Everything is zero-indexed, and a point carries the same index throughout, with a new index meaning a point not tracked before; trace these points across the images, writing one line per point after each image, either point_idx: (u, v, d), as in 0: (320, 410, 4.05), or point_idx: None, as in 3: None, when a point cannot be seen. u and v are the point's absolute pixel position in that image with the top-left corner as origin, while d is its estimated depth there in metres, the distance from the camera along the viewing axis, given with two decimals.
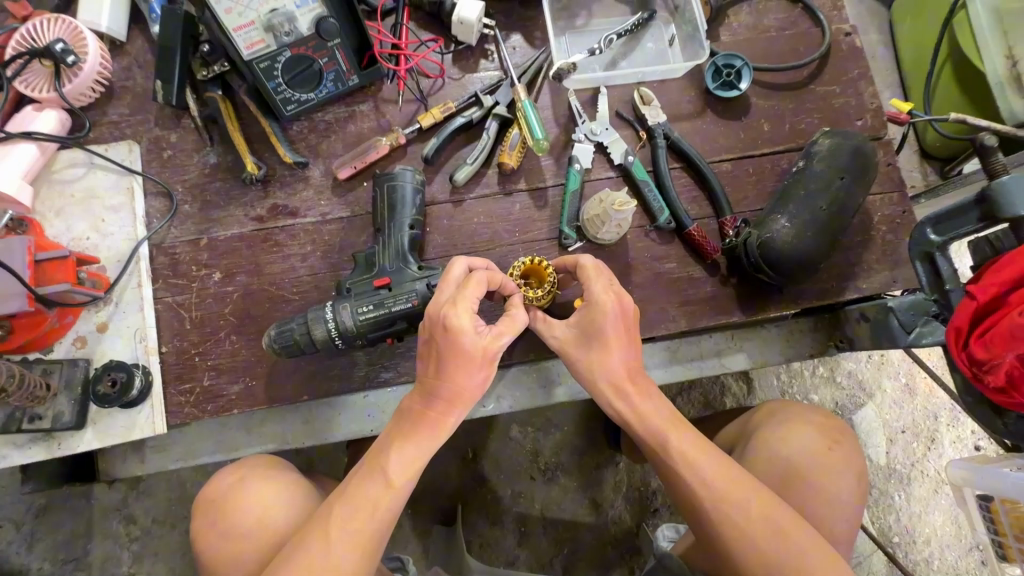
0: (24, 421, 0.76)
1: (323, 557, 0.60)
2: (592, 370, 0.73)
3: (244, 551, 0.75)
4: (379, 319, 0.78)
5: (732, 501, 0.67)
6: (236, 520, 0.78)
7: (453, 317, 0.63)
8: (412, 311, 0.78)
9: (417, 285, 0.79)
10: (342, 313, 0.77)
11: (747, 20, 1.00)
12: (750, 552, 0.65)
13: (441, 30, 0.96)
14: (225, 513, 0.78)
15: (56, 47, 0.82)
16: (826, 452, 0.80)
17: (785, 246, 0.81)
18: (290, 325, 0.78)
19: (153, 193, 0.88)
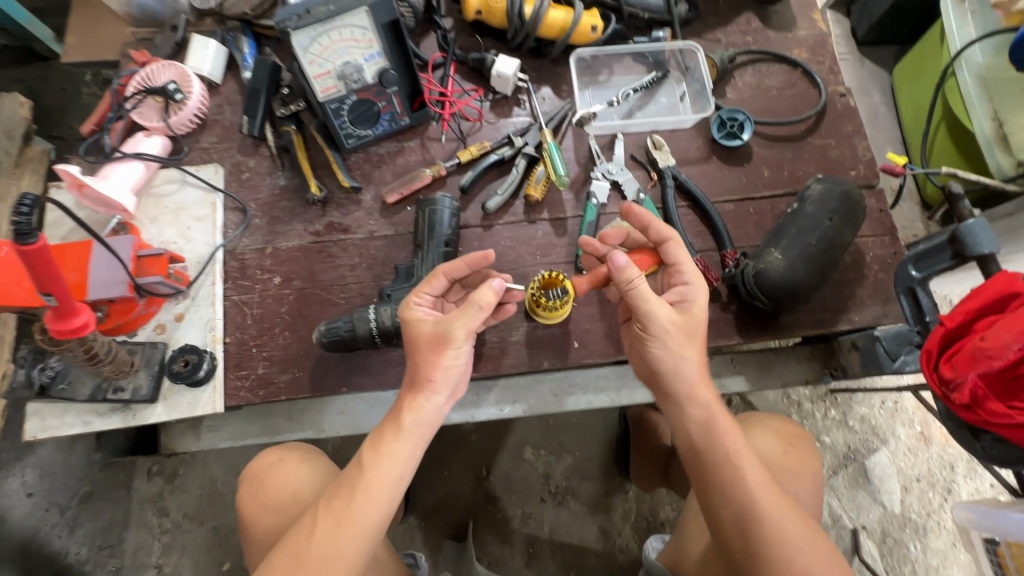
0: (109, 392, 0.89)
1: (317, 536, 0.74)
2: (667, 363, 0.80)
3: (284, 516, 0.91)
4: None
5: (783, 508, 0.75)
6: (274, 491, 0.93)
7: (404, 317, 0.82)
8: None
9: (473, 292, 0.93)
10: (386, 315, 0.89)
11: (751, 81, 1.14)
12: (788, 551, 0.72)
13: (482, 82, 1.12)
14: (266, 486, 0.93)
15: (169, 87, 1.01)
16: (785, 455, 0.98)
17: (778, 277, 0.90)
18: (338, 323, 0.90)
19: (231, 208, 1.04)
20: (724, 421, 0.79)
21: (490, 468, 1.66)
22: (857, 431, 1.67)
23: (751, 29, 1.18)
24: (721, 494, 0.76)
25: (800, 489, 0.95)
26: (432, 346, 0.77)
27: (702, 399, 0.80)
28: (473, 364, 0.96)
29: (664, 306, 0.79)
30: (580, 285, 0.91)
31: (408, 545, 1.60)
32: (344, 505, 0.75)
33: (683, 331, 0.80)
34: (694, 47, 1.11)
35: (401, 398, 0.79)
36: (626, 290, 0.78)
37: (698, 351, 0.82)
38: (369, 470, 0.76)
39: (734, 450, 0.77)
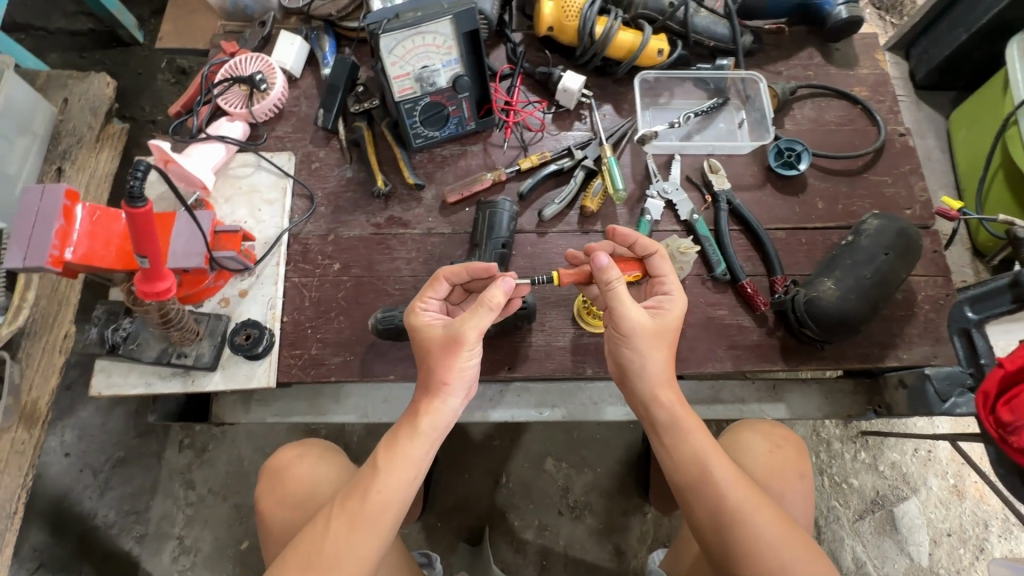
0: (173, 357, 0.94)
1: (335, 538, 0.75)
2: (639, 368, 0.82)
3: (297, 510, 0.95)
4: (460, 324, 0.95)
5: (754, 507, 0.76)
6: (289, 487, 0.97)
7: (411, 323, 0.83)
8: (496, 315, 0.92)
9: None
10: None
11: (810, 114, 1.15)
12: (770, 554, 0.73)
13: (546, 95, 1.16)
14: (282, 482, 0.98)
15: (256, 76, 1.07)
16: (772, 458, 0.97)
17: (830, 305, 0.90)
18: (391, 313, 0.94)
19: (299, 194, 1.09)
20: (691, 424, 0.81)
21: (510, 475, 1.67)
22: (887, 477, 1.62)
23: (813, 63, 1.20)
24: (696, 499, 0.78)
25: (790, 493, 0.86)
26: (444, 349, 0.77)
27: (667, 399, 0.82)
28: (517, 364, 0.99)
29: (637, 309, 0.81)
30: (568, 275, 0.86)
31: (423, 543, 1.61)
32: (358, 507, 0.76)
33: (646, 339, 0.81)
34: (756, 78, 1.13)
35: (417, 402, 0.80)
36: (604, 291, 0.81)
37: (664, 355, 0.83)
38: (383, 472, 0.77)
39: (701, 453, 0.79)
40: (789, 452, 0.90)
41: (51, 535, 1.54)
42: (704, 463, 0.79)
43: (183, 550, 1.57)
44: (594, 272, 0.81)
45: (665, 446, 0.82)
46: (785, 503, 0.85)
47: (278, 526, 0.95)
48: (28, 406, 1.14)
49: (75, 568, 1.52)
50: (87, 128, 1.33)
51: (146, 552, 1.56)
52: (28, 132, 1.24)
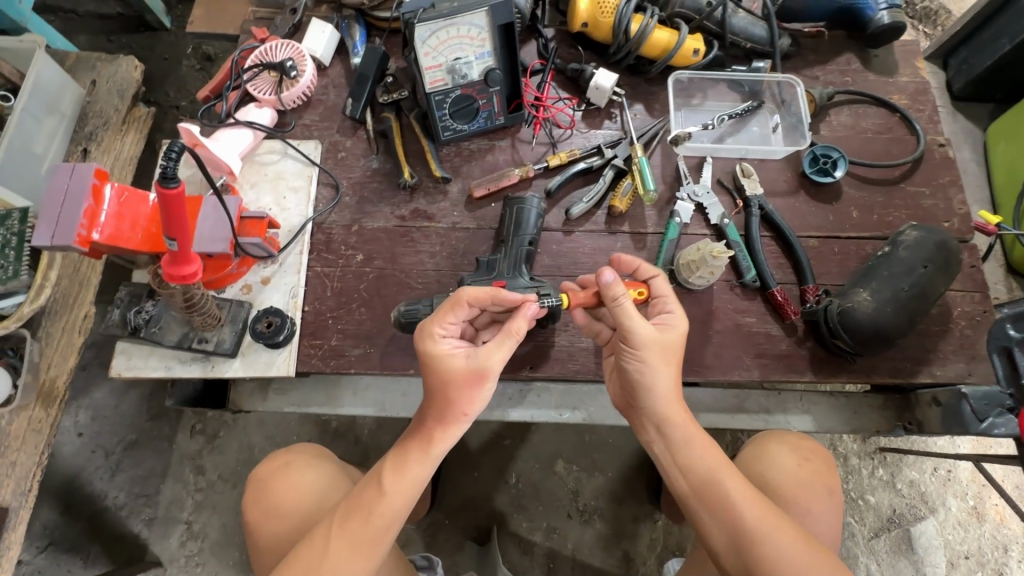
0: (193, 341, 0.93)
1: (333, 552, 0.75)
2: (648, 385, 0.80)
3: (284, 520, 0.93)
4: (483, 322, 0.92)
5: (775, 525, 0.73)
6: (276, 498, 0.95)
7: (430, 352, 0.78)
8: None
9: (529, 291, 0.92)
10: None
11: (847, 121, 1.13)
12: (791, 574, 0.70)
13: (577, 92, 1.14)
14: (268, 490, 0.96)
15: (287, 63, 1.07)
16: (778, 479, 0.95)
17: (865, 317, 0.88)
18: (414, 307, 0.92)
19: (325, 183, 1.08)
20: (702, 443, 0.79)
21: (519, 476, 1.65)
22: (905, 496, 1.58)
23: (851, 69, 1.17)
24: (714, 521, 0.75)
25: (818, 507, 0.84)
26: (468, 383, 0.77)
27: (679, 417, 0.80)
28: (539, 364, 0.97)
29: (644, 322, 0.79)
30: (578, 298, 0.83)
31: (429, 540, 1.60)
32: (359, 525, 0.76)
33: (652, 354, 0.79)
34: (793, 81, 1.11)
35: (429, 428, 0.79)
36: (612, 307, 0.78)
37: (672, 371, 0.80)
38: (389, 488, 0.78)
39: (716, 471, 0.77)
40: (818, 466, 0.88)
41: (61, 514, 1.54)
42: (720, 483, 0.76)
43: (191, 535, 1.57)
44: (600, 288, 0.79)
45: (676, 467, 0.80)
46: (812, 519, 0.83)
47: (263, 536, 0.94)
48: (46, 385, 1.14)
49: (84, 547, 1.53)
50: (113, 110, 1.33)
51: (154, 535, 1.56)
52: (56, 111, 1.24)
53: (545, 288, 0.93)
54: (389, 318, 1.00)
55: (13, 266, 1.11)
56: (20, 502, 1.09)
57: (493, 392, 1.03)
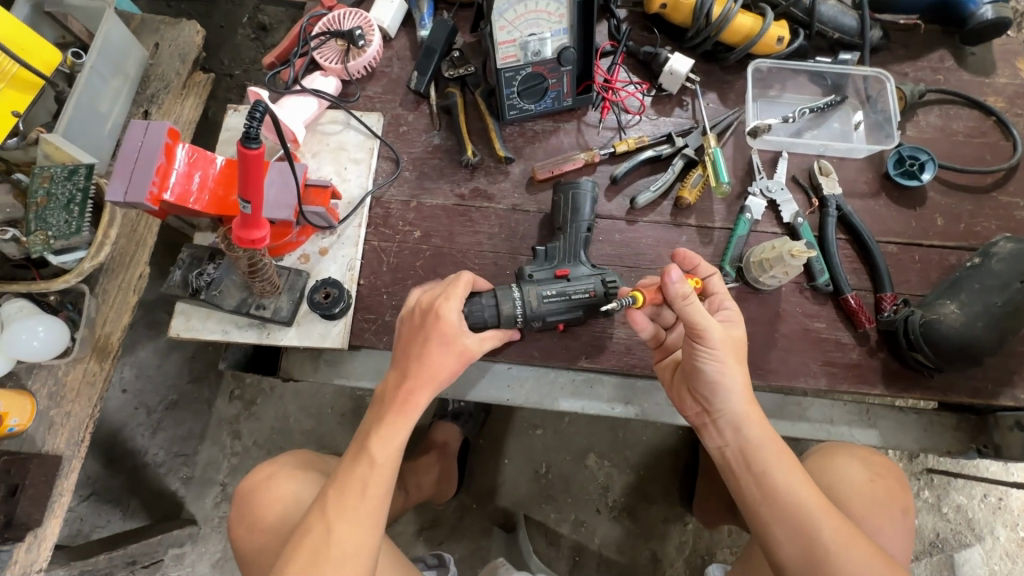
0: (251, 307, 0.93)
1: (339, 532, 0.74)
2: (722, 385, 0.76)
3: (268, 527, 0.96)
4: (556, 308, 0.88)
5: (852, 541, 0.70)
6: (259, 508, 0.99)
7: (445, 312, 0.79)
8: (588, 300, 0.88)
9: (594, 279, 0.89)
10: (527, 295, 0.87)
11: (936, 121, 1.06)
12: None
13: (647, 77, 1.10)
14: (252, 501, 1.00)
15: (355, 32, 1.05)
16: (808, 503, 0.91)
17: (951, 331, 0.84)
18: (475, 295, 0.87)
19: (385, 157, 1.06)
20: (776, 448, 0.75)
21: (549, 466, 1.63)
22: (950, 520, 1.51)
23: (944, 67, 1.10)
24: (784, 532, 0.72)
25: (888, 525, 0.80)
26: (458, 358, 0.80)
27: (755, 422, 0.77)
28: (594, 355, 0.95)
29: (715, 321, 0.75)
30: (650, 296, 0.82)
31: (456, 523, 1.60)
32: (350, 500, 0.75)
33: (730, 354, 0.76)
34: (882, 76, 1.04)
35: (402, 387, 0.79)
36: (680, 307, 0.74)
37: (742, 372, 0.77)
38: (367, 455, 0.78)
39: (791, 481, 0.73)
40: (891, 484, 0.84)
41: (104, 467, 1.55)
42: (792, 492, 0.73)
43: (225, 497, 1.61)
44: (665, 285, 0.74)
45: (744, 473, 0.76)
46: (882, 538, 0.79)
47: (250, 545, 0.98)
48: (101, 339, 1.17)
49: (124, 500, 1.55)
50: (175, 74, 1.33)
51: (191, 494, 1.61)
52: (122, 73, 1.25)
53: (609, 275, 0.90)
54: None
55: (77, 221, 1.09)
56: (72, 452, 1.12)
57: (544, 380, 1.01)
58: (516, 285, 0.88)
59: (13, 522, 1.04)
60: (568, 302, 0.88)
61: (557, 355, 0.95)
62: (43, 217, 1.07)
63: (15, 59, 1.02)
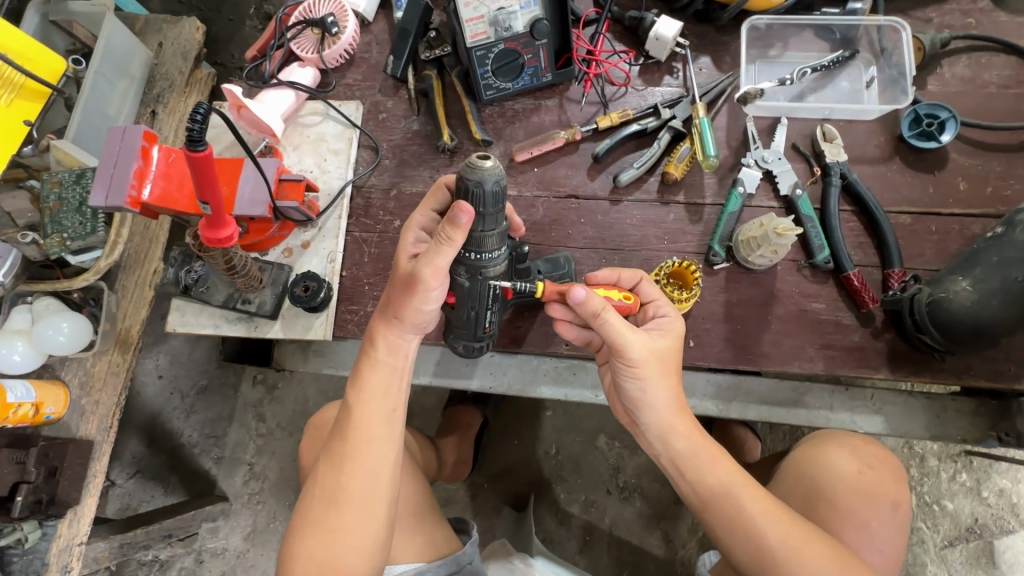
0: (238, 303, 0.96)
1: (339, 476, 0.79)
2: (638, 405, 0.75)
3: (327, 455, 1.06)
4: (474, 291, 0.78)
5: (800, 543, 0.68)
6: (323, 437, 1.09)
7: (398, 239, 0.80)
8: (468, 302, 0.79)
9: (486, 317, 0.83)
10: (497, 264, 0.77)
11: (964, 72, 0.94)
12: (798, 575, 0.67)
13: (635, 44, 1.03)
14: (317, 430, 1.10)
15: (328, 19, 1.03)
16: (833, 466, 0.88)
17: (961, 311, 0.76)
18: (502, 187, 0.69)
19: (365, 146, 1.06)
20: (710, 450, 0.74)
21: (558, 447, 1.63)
22: (991, 506, 1.39)
23: (976, 9, 0.97)
24: (731, 537, 0.70)
25: (876, 520, 0.77)
26: (402, 287, 0.74)
27: (681, 433, 0.75)
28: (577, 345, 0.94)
29: (636, 336, 0.73)
30: (552, 288, 0.78)
31: (469, 501, 1.63)
32: (343, 446, 0.80)
33: (649, 372, 0.73)
34: (898, 25, 0.93)
35: (376, 331, 0.81)
36: (594, 324, 0.71)
37: (669, 384, 0.75)
38: (358, 412, 0.80)
39: (729, 486, 0.72)
40: (884, 475, 0.80)
41: (147, 446, 1.64)
42: (733, 498, 0.71)
43: (252, 476, 1.70)
44: (573, 307, 0.71)
45: (682, 482, 0.75)
46: (867, 533, 0.76)
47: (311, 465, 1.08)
48: (123, 333, 1.22)
49: (164, 478, 1.66)
50: (178, 73, 1.32)
51: (222, 472, 1.71)
52: (126, 74, 1.25)
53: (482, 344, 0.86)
54: None
55: (91, 222, 1.14)
56: (103, 437, 1.20)
57: (527, 367, 1.01)
58: (506, 248, 0.77)
59: (55, 500, 1.12)
60: (489, 296, 0.79)
61: (537, 341, 0.95)
62: (57, 220, 1.13)
63: (20, 69, 1.04)
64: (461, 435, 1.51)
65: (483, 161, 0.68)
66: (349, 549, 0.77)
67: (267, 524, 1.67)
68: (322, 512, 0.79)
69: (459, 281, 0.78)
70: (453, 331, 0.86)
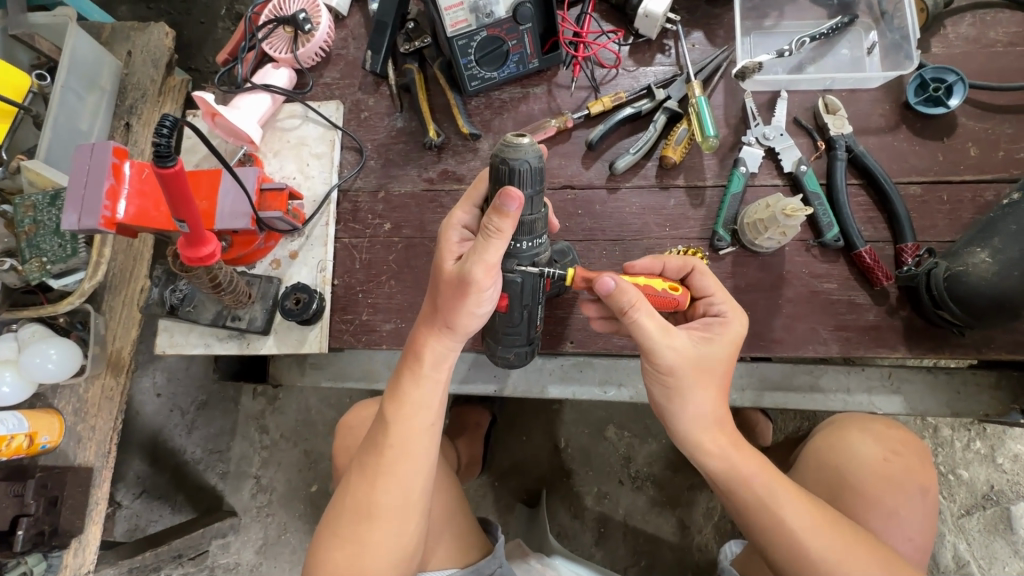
0: (227, 319, 0.93)
1: (366, 492, 0.76)
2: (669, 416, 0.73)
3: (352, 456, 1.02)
4: (525, 286, 0.75)
5: (841, 548, 0.67)
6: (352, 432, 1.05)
7: (440, 240, 0.74)
8: (520, 299, 0.77)
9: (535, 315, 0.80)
10: (542, 252, 0.76)
11: (969, 32, 0.90)
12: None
13: (623, 23, 0.98)
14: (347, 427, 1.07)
15: (299, 16, 0.97)
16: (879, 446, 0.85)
17: (979, 284, 0.73)
18: (542, 162, 0.66)
19: (349, 147, 1.01)
20: (743, 455, 0.72)
21: (568, 440, 1.60)
22: (1006, 472, 1.37)
23: None
24: (767, 538, 0.69)
25: (905, 508, 0.76)
26: (454, 292, 0.67)
27: (716, 442, 0.72)
28: (580, 341, 0.92)
29: (667, 345, 0.69)
30: (582, 275, 0.75)
31: (480, 501, 1.61)
32: (376, 461, 0.76)
33: (684, 381, 0.70)
34: None
35: (420, 341, 0.75)
36: (629, 318, 0.68)
37: (707, 393, 0.72)
38: (397, 425, 0.76)
39: (767, 490, 0.70)
40: (909, 461, 0.79)
41: (151, 465, 1.62)
42: (774, 503, 0.69)
43: (260, 489, 1.66)
44: (601, 297, 0.68)
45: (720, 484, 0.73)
46: (896, 521, 0.75)
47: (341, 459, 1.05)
48: (113, 355, 1.18)
49: (170, 496, 1.63)
50: (150, 82, 1.26)
51: (229, 487, 1.66)
52: (96, 86, 1.18)
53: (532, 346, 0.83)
54: (420, 290, 0.95)
55: (71, 244, 1.09)
56: (102, 463, 1.16)
57: (531, 367, 0.99)
58: (548, 234, 0.76)
59: (58, 530, 1.09)
60: (539, 291, 0.77)
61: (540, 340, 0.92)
62: (36, 244, 1.08)
63: None
64: (471, 435, 1.48)
65: (519, 139, 0.66)
66: (377, 563, 0.75)
67: (279, 536, 1.64)
68: (351, 526, 0.76)
69: (512, 276, 0.74)
70: (501, 337, 0.81)
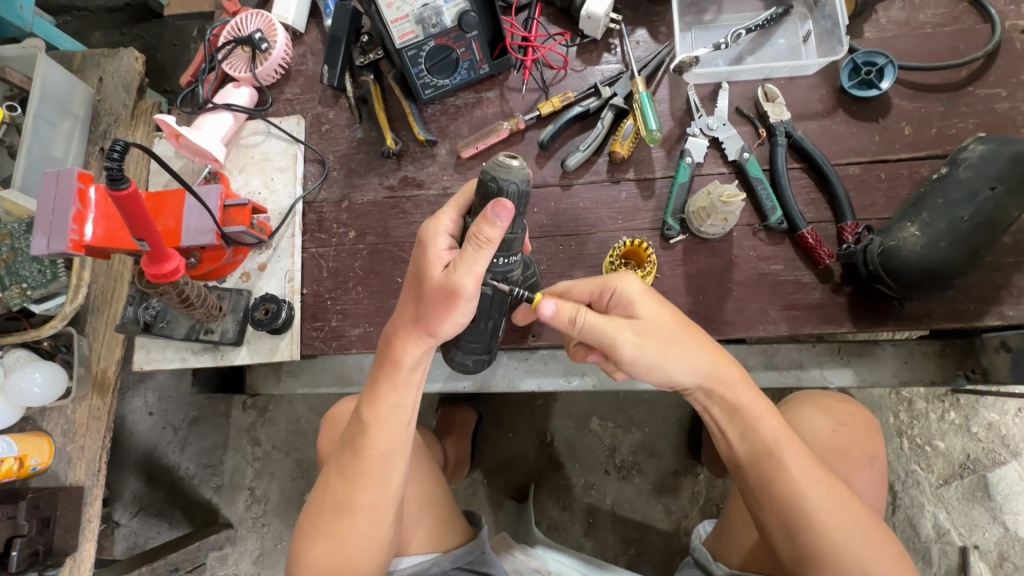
0: (200, 333, 0.96)
1: (346, 492, 0.79)
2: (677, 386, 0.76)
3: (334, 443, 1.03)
4: (495, 300, 0.77)
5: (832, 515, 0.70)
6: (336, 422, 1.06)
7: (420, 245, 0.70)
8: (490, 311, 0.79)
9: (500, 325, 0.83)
10: (514, 271, 0.76)
11: (899, 16, 0.93)
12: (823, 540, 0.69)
13: (569, 25, 1.01)
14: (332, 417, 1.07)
15: (255, 36, 1.01)
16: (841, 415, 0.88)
17: (911, 256, 0.76)
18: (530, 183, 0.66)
19: (311, 159, 1.04)
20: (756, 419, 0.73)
21: (554, 434, 1.63)
22: (981, 440, 1.40)
23: None
24: (771, 505, 0.72)
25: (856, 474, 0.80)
26: (441, 304, 0.66)
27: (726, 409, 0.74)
28: (543, 334, 0.95)
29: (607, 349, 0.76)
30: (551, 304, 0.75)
31: (470, 498, 1.63)
32: (353, 462, 0.78)
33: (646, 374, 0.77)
34: None
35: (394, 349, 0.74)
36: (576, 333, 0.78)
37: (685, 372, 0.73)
38: (373, 427, 0.77)
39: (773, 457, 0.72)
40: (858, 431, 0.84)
41: (146, 482, 1.64)
42: (778, 465, 0.71)
43: (254, 500, 1.68)
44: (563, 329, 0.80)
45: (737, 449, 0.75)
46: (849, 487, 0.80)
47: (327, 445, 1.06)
48: (99, 375, 1.17)
49: (167, 513, 1.66)
50: (122, 106, 1.26)
51: (223, 500, 1.68)
52: (68, 114, 1.20)
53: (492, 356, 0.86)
54: (386, 294, 0.98)
55: (50, 269, 1.12)
56: (93, 481, 1.16)
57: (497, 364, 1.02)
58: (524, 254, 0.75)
59: (52, 550, 1.10)
60: (506, 305, 0.79)
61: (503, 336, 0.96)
62: (15, 271, 1.11)
63: None
64: (457, 435, 1.50)
65: (511, 160, 0.64)
66: (359, 554, 0.79)
67: (275, 545, 1.66)
68: (335, 521, 0.79)
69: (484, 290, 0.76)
70: (462, 344, 0.83)
